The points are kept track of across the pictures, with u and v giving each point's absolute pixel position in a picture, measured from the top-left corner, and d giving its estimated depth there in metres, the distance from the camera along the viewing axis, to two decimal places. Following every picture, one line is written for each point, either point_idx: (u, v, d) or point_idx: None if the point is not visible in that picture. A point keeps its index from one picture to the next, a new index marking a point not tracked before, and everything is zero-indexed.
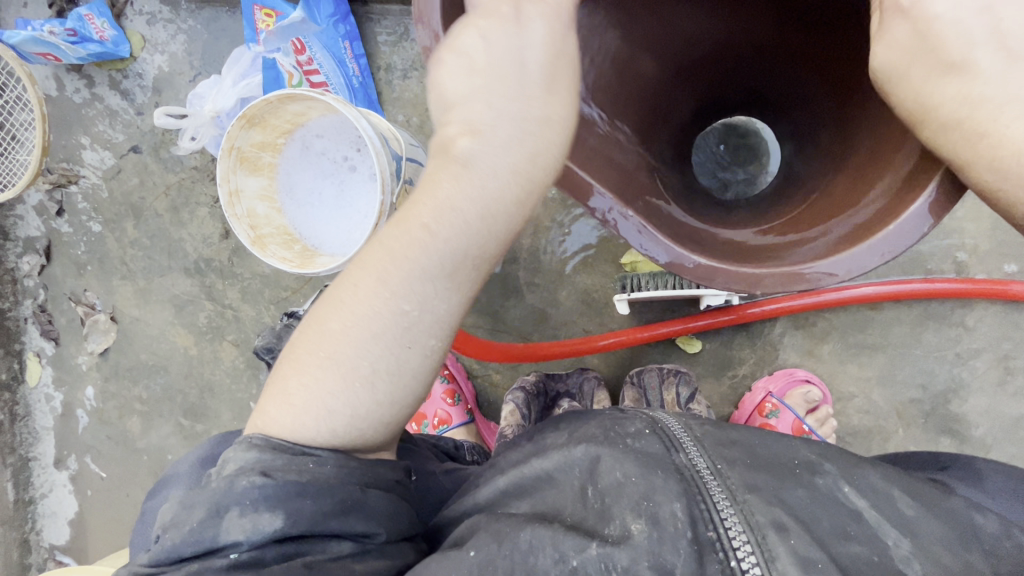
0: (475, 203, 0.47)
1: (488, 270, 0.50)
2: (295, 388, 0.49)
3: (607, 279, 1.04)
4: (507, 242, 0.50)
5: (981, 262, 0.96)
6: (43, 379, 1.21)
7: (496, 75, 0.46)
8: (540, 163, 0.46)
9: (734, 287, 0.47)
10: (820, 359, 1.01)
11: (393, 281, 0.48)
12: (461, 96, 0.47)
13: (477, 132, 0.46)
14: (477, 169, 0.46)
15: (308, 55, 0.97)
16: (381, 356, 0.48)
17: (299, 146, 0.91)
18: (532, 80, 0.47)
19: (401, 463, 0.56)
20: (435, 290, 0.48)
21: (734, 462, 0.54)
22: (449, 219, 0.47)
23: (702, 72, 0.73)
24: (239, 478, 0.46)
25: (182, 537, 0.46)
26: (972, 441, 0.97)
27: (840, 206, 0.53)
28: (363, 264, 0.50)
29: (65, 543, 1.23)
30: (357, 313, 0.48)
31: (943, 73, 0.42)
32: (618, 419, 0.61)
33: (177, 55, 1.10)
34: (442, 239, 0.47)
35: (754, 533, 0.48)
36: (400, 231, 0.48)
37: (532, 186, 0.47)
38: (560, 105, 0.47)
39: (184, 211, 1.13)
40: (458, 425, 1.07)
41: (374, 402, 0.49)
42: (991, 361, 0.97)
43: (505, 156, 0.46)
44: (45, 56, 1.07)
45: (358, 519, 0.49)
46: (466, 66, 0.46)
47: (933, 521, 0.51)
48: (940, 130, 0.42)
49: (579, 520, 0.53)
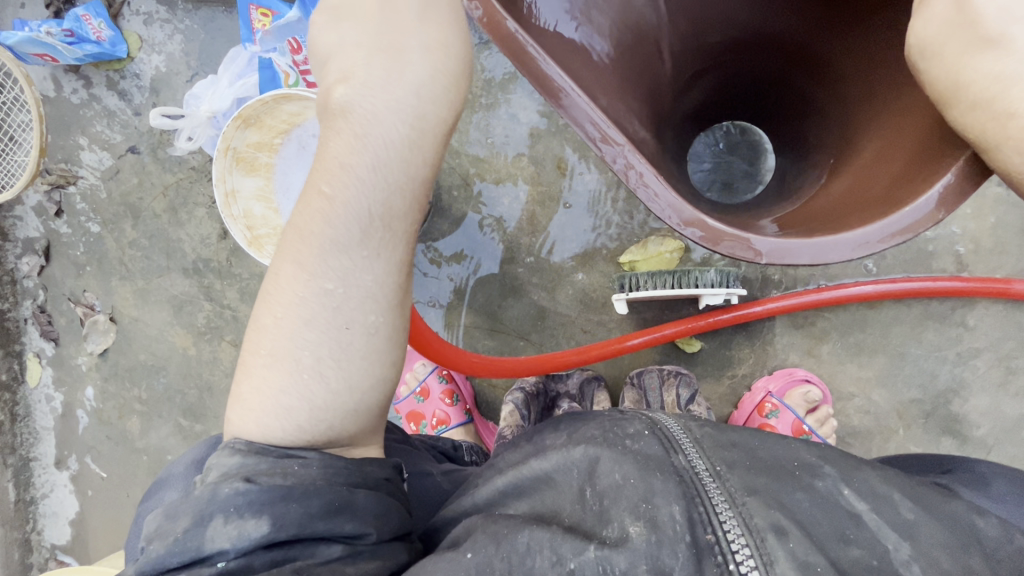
0: (366, 155, 0.47)
1: (406, 229, 0.50)
2: (248, 392, 0.50)
3: (605, 279, 1.04)
4: (418, 195, 0.50)
5: (982, 260, 0.95)
6: (43, 379, 1.21)
7: (364, 18, 0.49)
8: (424, 96, 0.48)
9: (744, 255, 0.46)
10: (819, 358, 1.00)
11: (309, 262, 0.48)
12: (333, 44, 0.49)
13: (348, 78, 0.48)
14: (359, 117, 0.47)
15: (305, 55, 0.95)
16: (318, 341, 0.49)
17: (295, 146, 0.91)
18: (401, 14, 0.48)
19: (390, 461, 0.56)
20: (353, 261, 0.48)
21: (733, 464, 0.54)
22: (343, 181, 0.48)
23: (716, 58, 0.72)
24: (222, 485, 0.46)
25: (166, 548, 0.45)
26: (974, 441, 0.96)
27: (851, 198, 0.52)
28: (283, 255, 0.51)
29: (67, 543, 1.24)
30: (284, 303, 0.49)
31: (978, 49, 0.41)
32: (617, 421, 0.60)
33: (174, 55, 1.10)
34: (341, 201, 0.48)
35: (753, 537, 0.48)
36: (303, 207, 0.50)
37: (422, 122, 0.48)
38: (433, 30, 0.48)
39: (182, 211, 1.13)
40: (456, 425, 1.06)
41: (329, 391, 0.49)
42: (992, 360, 0.96)
43: (381, 95, 0.47)
44: (42, 56, 1.07)
45: (347, 520, 0.48)
46: (332, 19, 0.50)
47: (933, 525, 0.51)
48: (971, 109, 0.42)
49: (578, 522, 0.52)
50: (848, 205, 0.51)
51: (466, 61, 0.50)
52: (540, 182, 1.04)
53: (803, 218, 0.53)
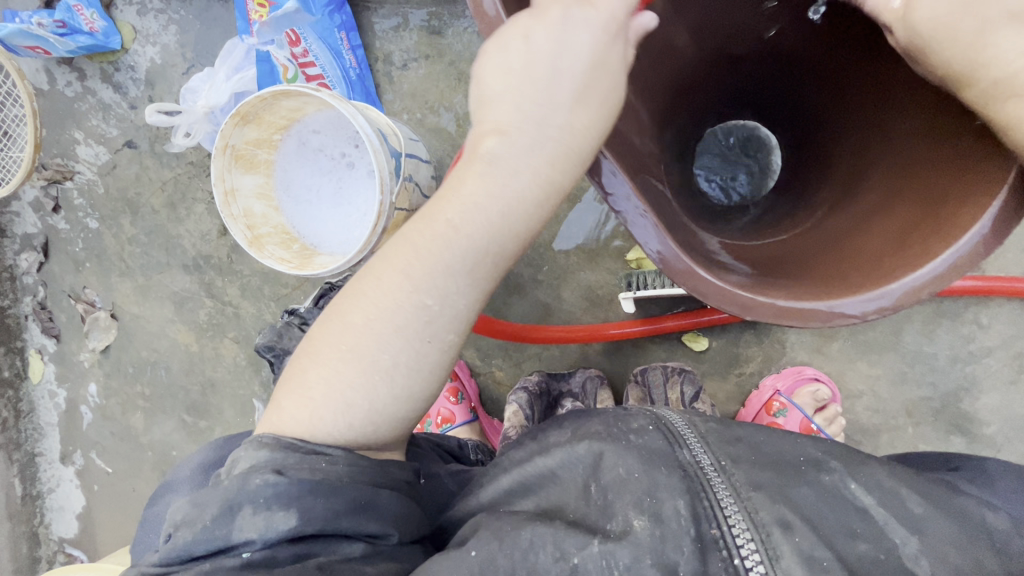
0: (496, 202, 0.46)
1: (509, 266, 0.49)
2: (314, 381, 0.48)
3: (611, 276, 1.02)
4: (530, 241, 0.49)
5: (996, 258, 0.94)
6: (45, 376, 1.21)
7: (530, 78, 0.45)
8: (556, 166, 0.46)
9: (805, 324, 0.44)
10: (828, 356, 0.99)
11: (416, 275, 0.47)
12: (495, 94, 0.46)
13: (503, 132, 0.46)
14: (499, 170, 0.46)
15: (303, 47, 0.94)
16: (401, 349, 0.48)
17: (295, 142, 0.89)
18: (562, 86, 0.45)
19: (409, 463, 0.55)
20: (457, 286, 0.47)
21: (738, 459, 0.52)
22: (472, 217, 0.46)
23: (701, 82, 0.69)
24: (251, 476, 0.45)
25: (193, 536, 0.45)
26: (982, 439, 0.96)
27: (882, 231, 0.51)
28: (384, 258, 0.49)
29: (75, 536, 1.24)
30: (380, 307, 0.48)
31: (1002, 24, 0.39)
32: (621, 416, 0.59)
33: (170, 46, 1.07)
34: (466, 235, 0.46)
35: (757, 531, 0.47)
36: (422, 226, 0.48)
37: (550, 189, 0.47)
38: (587, 115, 0.45)
39: (181, 207, 1.11)
40: (462, 424, 1.06)
41: (391, 395, 0.48)
42: (1004, 358, 0.95)
43: (526, 157, 0.46)
44: (33, 49, 1.04)
45: (371, 519, 0.48)
46: (506, 65, 0.45)
47: (943, 519, 0.50)
48: (988, 89, 0.40)
49: (581, 517, 0.51)
50: (878, 247, 0.49)
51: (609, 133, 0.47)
52: None
53: (830, 262, 0.51)
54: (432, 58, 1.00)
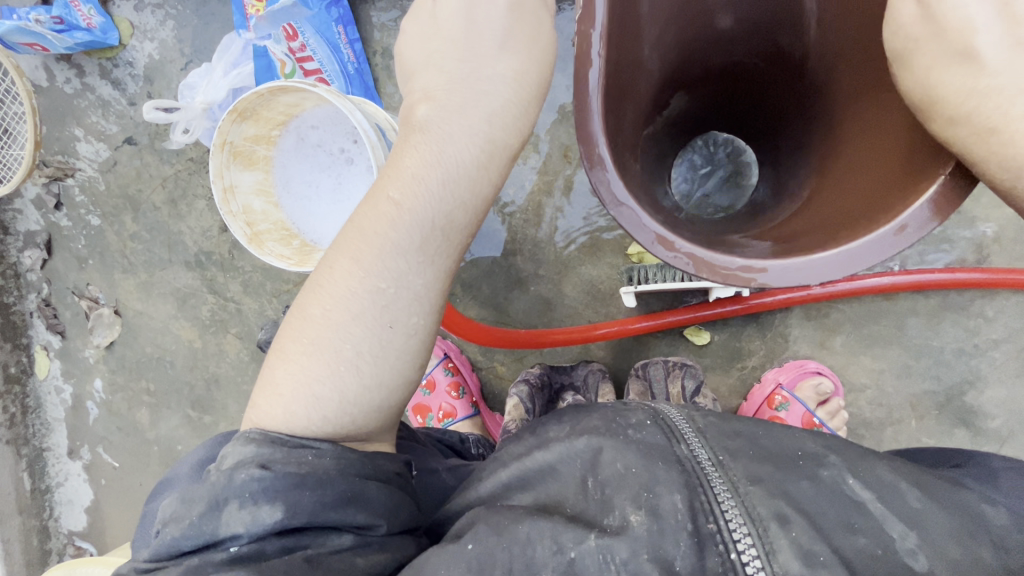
0: (436, 169, 0.48)
1: (461, 242, 0.50)
2: (282, 377, 0.48)
3: (613, 271, 1.01)
4: (480, 211, 0.50)
5: (1002, 251, 0.93)
6: (52, 372, 1.22)
7: (449, 37, 0.50)
8: (496, 122, 0.49)
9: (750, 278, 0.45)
10: (831, 350, 0.99)
11: (366, 260, 0.48)
12: (420, 63, 0.51)
13: (433, 98, 0.49)
14: (433, 135, 0.48)
15: (301, 41, 0.93)
16: (362, 338, 0.48)
17: (294, 138, 0.89)
18: (485, 40, 0.49)
19: (400, 456, 0.53)
20: (408, 265, 0.48)
21: (736, 453, 0.51)
22: (413, 191, 0.48)
23: (690, 80, 0.69)
24: (237, 471, 0.44)
25: (181, 532, 0.44)
26: (986, 432, 0.96)
27: (829, 220, 0.52)
28: (338, 249, 0.50)
29: (84, 530, 1.25)
30: (335, 296, 0.48)
31: (948, 61, 0.42)
32: (620, 411, 0.58)
33: (168, 42, 1.07)
34: (408, 209, 0.48)
35: (754, 526, 0.45)
36: (367, 209, 0.49)
37: (492, 148, 0.49)
38: (513, 59, 0.49)
39: (182, 203, 1.11)
40: (463, 418, 1.06)
41: (361, 386, 0.48)
42: (1009, 352, 0.94)
43: (458, 121, 0.48)
44: (32, 46, 1.04)
45: (358, 510, 0.46)
46: (425, 37, 0.51)
47: (943, 514, 0.49)
48: (949, 124, 0.42)
49: (580, 511, 0.50)
50: (837, 222, 0.51)
51: (544, 83, 0.50)
52: (545, 170, 1.01)
53: (792, 238, 0.52)
54: None
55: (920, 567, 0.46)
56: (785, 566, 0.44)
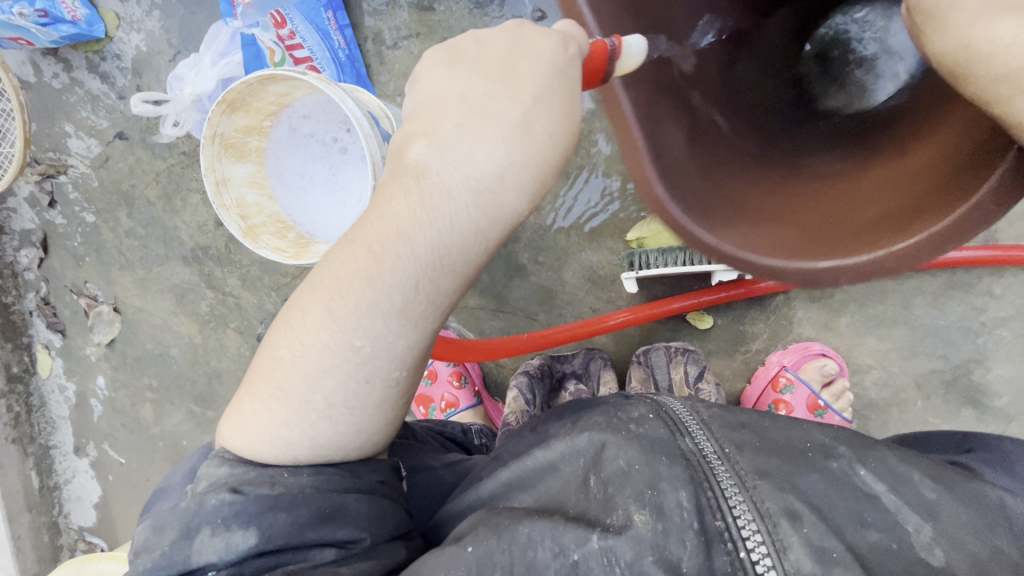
0: (426, 232, 0.43)
1: (447, 307, 0.47)
2: (250, 414, 0.47)
3: (613, 256, 1.00)
4: (471, 275, 0.46)
5: (1010, 227, 0.91)
6: (54, 370, 1.22)
7: (481, 75, 0.43)
8: (506, 184, 0.42)
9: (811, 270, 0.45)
10: (836, 331, 0.97)
11: (341, 314, 0.45)
12: (435, 95, 0.44)
13: (433, 138, 0.43)
14: (430, 184, 0.43)
15: (290, 28, 0.90)
16: (336, 390, 0.46)
17: (286, 128, 0.87)
18: (518, 91, 0.42)
19: (387, 464, 0.53)
20: (388, 327, 0.45)
21: (742, 445, 0.51)
22: (395, 249, 0.44)
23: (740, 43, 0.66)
24: (208, 496, 0.44)
25: (153, 562, 0.43)
26: (994, 411, 0.94)
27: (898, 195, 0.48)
28: (313, 290, 0.47)
29: (93, 525, 1.26)
30: (308, 344, 0.46)
31: (995, 13, 0.37)
32: (621, 406, 0.57)
33: (154, 33, 1.04)
34: (388, 269, 0.44)
35: (764, 522, 0.44)
36: (347, 255, 0.46)
37: (493, 212, 0.43)
38: (547, 118, 0.42)
39: (176, 198, 1.10)
40: (466, 408, 1.06)
41: (336, 431, 0.47)
42: (1018, 329, 0.93)
43: (460, 173, 0.42)
44: (17, 41, 1.02)
45: (338, 526, 0.46)
46: (446, 68, 0.44)
47: (957, 505, 0.48)
48: (991, 84, 0.37)
49: (582, 511, 0.49)
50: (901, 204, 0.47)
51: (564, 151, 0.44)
52: None
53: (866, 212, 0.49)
54: (422, 35, 0.96)
55: (935, 561, 0.45)
56: (796, 563, 0.43)
